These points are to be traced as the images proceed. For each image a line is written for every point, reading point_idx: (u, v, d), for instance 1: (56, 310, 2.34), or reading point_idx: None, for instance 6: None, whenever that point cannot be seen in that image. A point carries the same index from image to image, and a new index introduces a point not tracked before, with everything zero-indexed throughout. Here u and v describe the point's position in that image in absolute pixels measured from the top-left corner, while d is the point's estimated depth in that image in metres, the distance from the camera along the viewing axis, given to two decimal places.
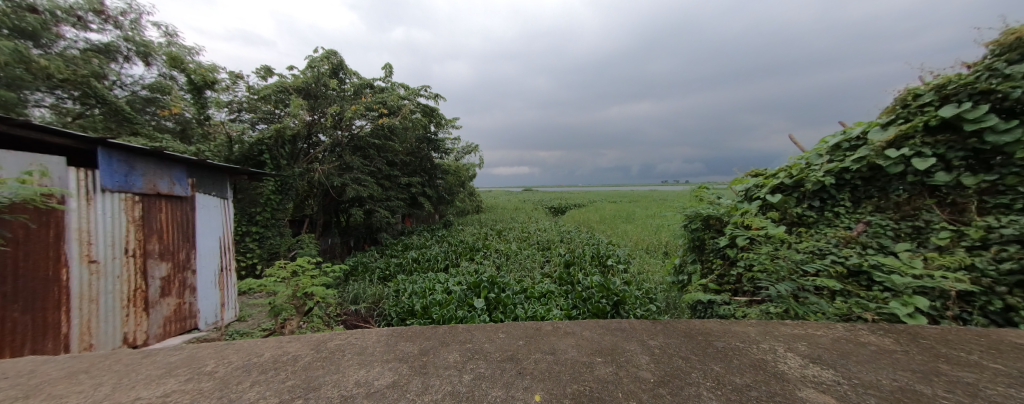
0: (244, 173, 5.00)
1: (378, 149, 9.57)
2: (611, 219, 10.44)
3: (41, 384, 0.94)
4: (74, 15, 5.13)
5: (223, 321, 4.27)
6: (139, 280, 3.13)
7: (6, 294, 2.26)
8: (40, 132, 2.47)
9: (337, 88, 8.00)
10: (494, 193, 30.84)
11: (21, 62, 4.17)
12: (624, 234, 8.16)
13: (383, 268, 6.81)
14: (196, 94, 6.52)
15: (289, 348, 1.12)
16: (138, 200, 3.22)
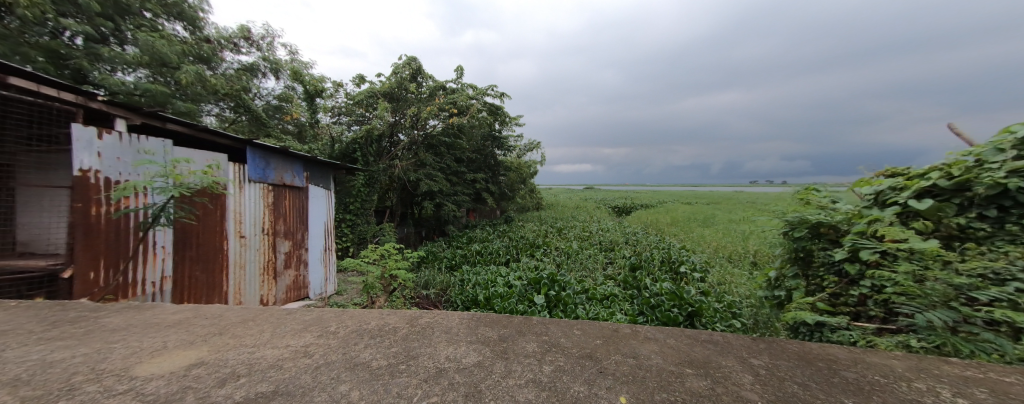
0: (342, 168, 6.25)
1: (447, 147, 10.50)
2: (684, 221, 9.51)
3: (227, 324, 1.28)
4: (231, 42, 7.62)
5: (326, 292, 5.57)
6: (268, 253, 4.37)
7: (195, 256, 3.44)
8: (216, 135, 3.74)
9: (415, 91, 8.92)
10: (555, 192, 30.79)
11: (201, 82, 6.33)
12: (699, 238, 7.35)
13: (451, 258, 7.43)
14: (310, 101, 8.39)
15: (390, 320, 1.31)
16: (270, 189, 4.48)
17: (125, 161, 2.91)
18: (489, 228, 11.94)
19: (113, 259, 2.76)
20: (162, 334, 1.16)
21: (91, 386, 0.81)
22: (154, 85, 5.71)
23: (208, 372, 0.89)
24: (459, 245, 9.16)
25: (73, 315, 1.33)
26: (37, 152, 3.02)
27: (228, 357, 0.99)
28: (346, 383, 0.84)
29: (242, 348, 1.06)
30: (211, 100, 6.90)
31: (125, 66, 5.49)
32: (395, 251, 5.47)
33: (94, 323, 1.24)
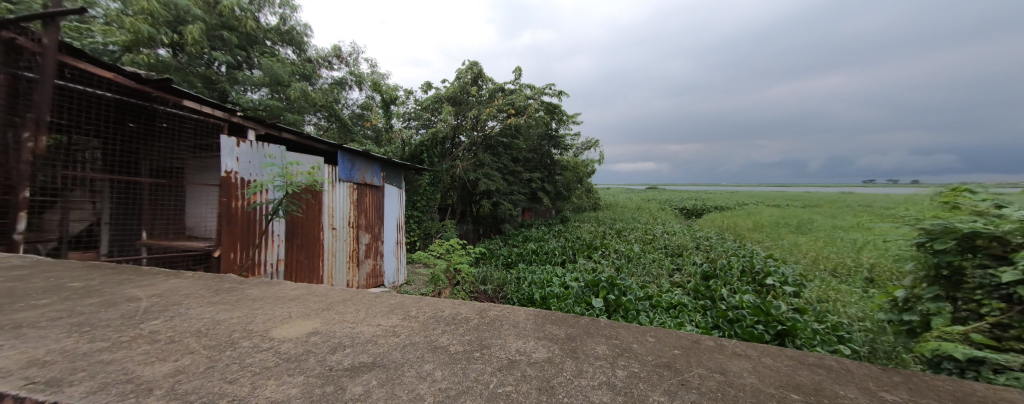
0: (411, 168, 6.84)
1: (505, 147, 10.84)
2: (769, 226, 8.29)
3: (331, 302, 1.50)
4: (327, 61, 8.91)
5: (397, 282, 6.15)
6: (352, 243, 5.00)
7: (301, 243, 4.11)
8: (316, 142, 4.42)
9: (476, 94, 9.35)
10: (614, 193, 29.49)
11: (304, 97, 7.55)
12: (787, 246, 6.37)
13: (507, 256, 7.63)
14: (386, 109, 9.38)
15: (461, 310, 1.40)
16: (355, 187, 5.10)
17: (255, 164, 3.61)
18: (545, 227, 11.93)
19: (242, 244, 3.42)
20: (286, 306, 1.41)
21: (244, 342, 1.02)
22: (273, 102, 7.12)
23: (323, 340, 1.07)
24: (516, 244, 9.31)
25: (227, 286, 1.70)
26: (201, 158, 3.93)
27: (336, 330, 1.17)
28: (430, 364, 0.92)
29: (344, 323, 1.24)
30: (311, 112, 8.15)
31: (253, 87, 7.08)
32: (458, 247, 5.81)
33: (242, 293, 1.57)
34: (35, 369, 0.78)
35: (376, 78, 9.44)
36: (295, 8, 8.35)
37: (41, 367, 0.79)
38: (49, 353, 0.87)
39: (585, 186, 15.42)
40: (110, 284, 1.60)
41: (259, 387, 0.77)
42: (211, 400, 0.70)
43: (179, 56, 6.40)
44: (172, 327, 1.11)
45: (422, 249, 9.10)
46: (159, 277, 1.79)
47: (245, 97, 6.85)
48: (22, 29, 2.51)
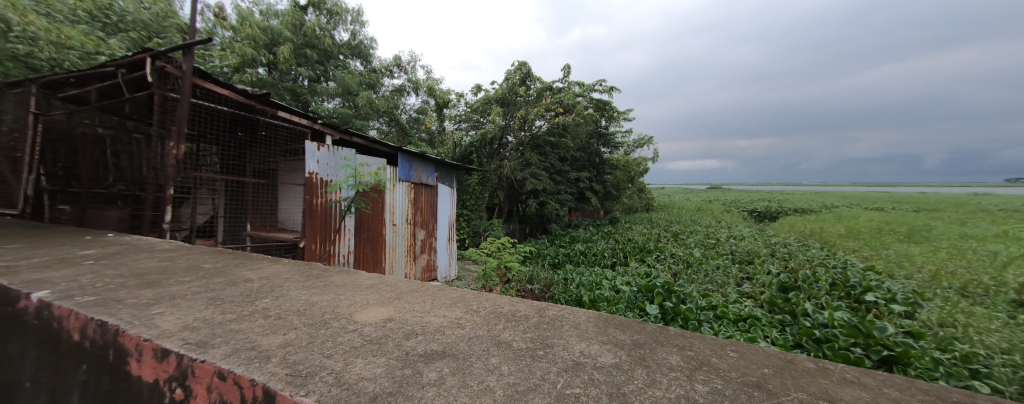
0: (462, 168, 7.13)
1: (552, 146, 10.84)
2: (864, 233, 7.08)
3: (400, 292, 1.63)
4: (388, 70, 9.70)
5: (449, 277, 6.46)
6: (410, 239, 5.38)
7: (367, 237, 4.53)
8: (380, 145, 4.84)
9: (524, 94, 9.43)
10: (668, 194, 27.61)
11: (369, 104, 8.31)
12: (889, 256, 5.39)
13: (554, 256, 7.58)
14: (440, 112, 9.92)
15: (519, 307, 1.41)
16: (412, 186, 5.47)
17: (332, 167, 4.06)
18: (593, 228, 11.60)
19: (321, 236, 3.86)
20: (363, 293, 1.56)
21: (334, 323, 1.15)
22: (344, 110, 8.00)
23: (397, 327, 1.16)
24: (563, 244, 9.17)
25: (314, 272, 1.93)
26: (290, 161, 4.56)
27: (408, 319, 1.26)
28: (496, 358, 0.95)
29: (413, 312, 1.33)
30: (375, 118, 8.93)
31: (329, 97, 8.04)
32: (508, 245, 5.94)
33: (327, 280, 1.78)
34: (186, 333, 0.97)
35: (431, 83, 10.02)
36: (362, 23, 9.22)
37: (192, 331, 0.98)
38: (196, 319, 1.07)
39: (636, 186, 14.68)
40: (230, 267, 1.93)
41: (351, 364, 0.87)
42: (314, 371, 0.81)
43: (273, 73, 7.48)
44: (277, 305, 1.30)
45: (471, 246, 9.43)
46: (262, 262, 2.10)
47: (322, 106, 7.83)
48: (169, 59, 3.09)
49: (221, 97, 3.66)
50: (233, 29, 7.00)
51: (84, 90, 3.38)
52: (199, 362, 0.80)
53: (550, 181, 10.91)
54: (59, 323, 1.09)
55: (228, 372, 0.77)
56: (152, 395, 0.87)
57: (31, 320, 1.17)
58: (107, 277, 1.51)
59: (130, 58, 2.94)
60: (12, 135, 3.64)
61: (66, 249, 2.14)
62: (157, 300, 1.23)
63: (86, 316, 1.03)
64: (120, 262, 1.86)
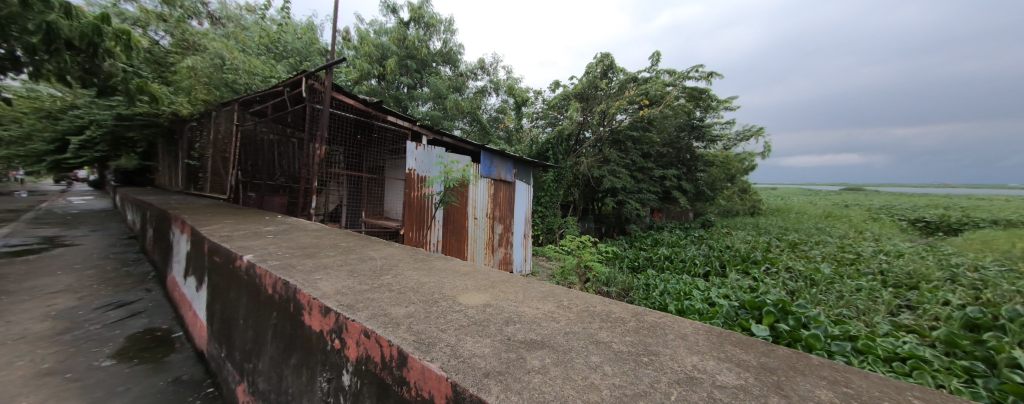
0: (540, 165, 7.21)
1: (635, 141, 10.20)
2: None
3: (492, 281, 1.73)
4: (473, 73, 10.42)
5: (524, 271, 6.66)
6: (488, 232, 5.68)
7: (452, 229, 4.93)
8: (465, 142, 5.21)
9: (605, 88, 9.16)
10: (781, 198, 23.14)
11: (456, 106, 9.02)
12: None
13: (634, 259, 7.10)
14: (518, 109, 10.24)
15: (610, 308, 1.35)
16: (492, 182, 5.76)
17: (427, 165, 4.54)
18: (681, 232, 10.48)
19: (417, 225, 4.36)
20: (461, 279, 1.71)
21: (442, 303, 1.30)
22: (434, 113, 8.88)
23: (496, 313, 1.25)
24: (644, 247, 8.47)
25: (419, 256, 2.20)
26: (394, 159, 5.28)
27: (503, 306, 1.34)
28: (597, 356, 0.93)
29: (508, 300, 1.41)
30: (460, 118, 9.68)
31: (422, 101, 9.03)
32: (590, 244, 6.11)
33: (430, 264, 2.01)
34: (339, 296, 1.21)
35: (511, 83, 10.39)
36: (452, 32, 10.08)
37: (343, 295, 1.22)
38: (344, 286, 1.34)
39: (734, 185, 12.92)
40: (357, 246, 2.33)
41: (461, 342, 0.96)
42: (434, 342, 0.94)
43: (382, 84, 8.77)
44: (396, 281, 1.52)
45: (545, 243, 9.47)
46: (379, 245, 2.48)
47: (418, 109, 8.83)
48: (316, 77, 3.85)
49: (348, 106, 4.41)
50: (355, 49, 8.45)
51: (264, 106, 4.44)
52: (351, 321, 1.03)
53: (631, 179, 10.23)
54: (259, 279, 1.48)
55: (372, 331, 0.96)
56: (318, 341, 1.13)
57: (243, 274, 1.62)
58: (281, 247, 1.99)
59: (291, 79, 3.75)
60: (223, 141, 5.04)
61: (256, 225, 2.89)
62: (316, 268, 1.57)
63: (276, 275, 1.38)
64: (287, 236, 2.43)
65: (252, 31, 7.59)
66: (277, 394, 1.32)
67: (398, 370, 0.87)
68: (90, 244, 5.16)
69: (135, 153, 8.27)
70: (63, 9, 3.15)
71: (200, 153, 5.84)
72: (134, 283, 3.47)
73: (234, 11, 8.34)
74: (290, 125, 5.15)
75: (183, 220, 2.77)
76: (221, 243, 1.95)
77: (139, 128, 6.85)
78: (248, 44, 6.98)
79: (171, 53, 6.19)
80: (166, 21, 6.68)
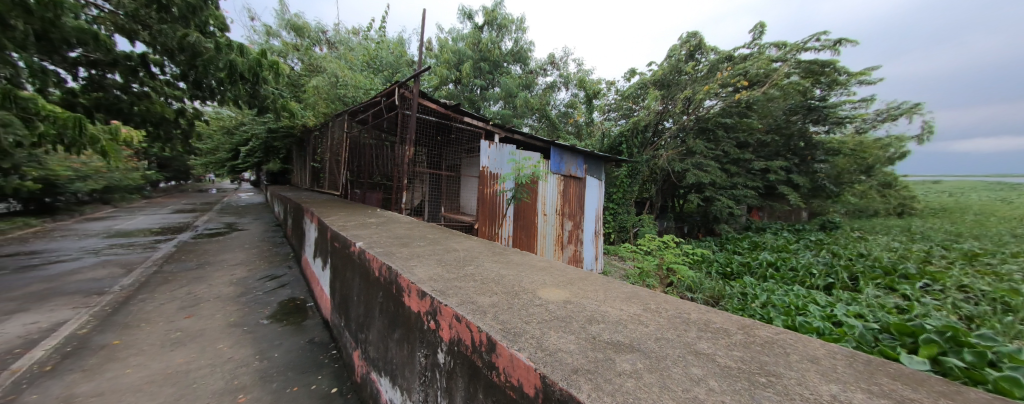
0: (613, 160, 6.84)
1: (727, 129, 8.93)
2: None
3: (569, 277, 1.70)
4: (543, 69, 10.47)
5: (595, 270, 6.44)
6: (558, 229, 5.62)
7: (522, 225, 5.00)
8: (535, 139, 5.23)
9: (691, 71, 8.18)
10: (945, 195, 17.64)
11: (525, 103, 9.16)
12: None
13: (725, 264, 6.23)
14: (589, 102, 9.90)
15: (708, 316, 1.19)
16: (562, 178, 5.65)
17: (499, 162, 4.68)
18: (788, 234, 8.83)
19: (490, 220, 4.56)
20: (539, 273, 1.72)
21: (523, 296, 1.32)
22: (505, 111, 9.17)
23: (578, 311, 1.22)
24: (739, 251, 7.34)
25: (496, 250, 2.28)
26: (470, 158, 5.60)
27: (585, 304, 1.30)
28: (699, 368, 0.82)
29: (589, 299, 1.36)
30: (529, 115, 9.78)
31: (493, 101, 9.40)
32: (672, 244, 5.57)
33: (507, 257, 2.07)
34: (433, 282, 1.33)
35: (581, 75, 10.12)
36: (523, 30, 10.24)
37: (435, 281, 1.34)
38: (436, 273, 1.47)
39: (869, 178, 10.31)
40: (442, 238, 2.54)
41: (545, 336, 0.97)
42: (521, 332, 0.96)
43: (459, 87, 9.39)
44: (479, 272, 1.60)
45: (617, 242, 8.99)
46: (461, 237, 2.66)
47: (490, 109, 9.24)
48: (404, 85, 4.29)
49: (431, 110, 4.81)
50: (436, 58, 9.22)
51: (366, 114, 5.16)
52: (444, 305, 1.12)
53: (722, 172, 8.96)
54: (368, 262, 1.72)
55: (463, 316, 1.03)
56: (417, 321, 1.27)
57: (356, 258, 1.91)
58: (382, 237, 2.29)
59: (387, 89, 4.25)
60: (337, 146, 6.03)
61: (362, 217, 3.37)
62: (411, 256, 1.76)
63: (381, 260, 1.58)
64: (386, 228, 2.78)
65: (357, 50, 8.90)
66: (384, 362, 1.53)
67: (488, 355, 0.91)
68: (252, 229, 6.72)
69: (278, 158, 10.46)
70: (240, 48, 4.17)
71: (321, 157, 7.09)
72: (280, 261, 4.40)
73: (344, 35, 9.97)
74: (385, 130, 5.86)
75: (313, 212, 3.41)
76: (339, 231, 2.33)
77: (282, 138, 9.05)
78: (354, 63, 8.22)
79: (302, 76, 7.68)
80: (300, 50, 8.39)
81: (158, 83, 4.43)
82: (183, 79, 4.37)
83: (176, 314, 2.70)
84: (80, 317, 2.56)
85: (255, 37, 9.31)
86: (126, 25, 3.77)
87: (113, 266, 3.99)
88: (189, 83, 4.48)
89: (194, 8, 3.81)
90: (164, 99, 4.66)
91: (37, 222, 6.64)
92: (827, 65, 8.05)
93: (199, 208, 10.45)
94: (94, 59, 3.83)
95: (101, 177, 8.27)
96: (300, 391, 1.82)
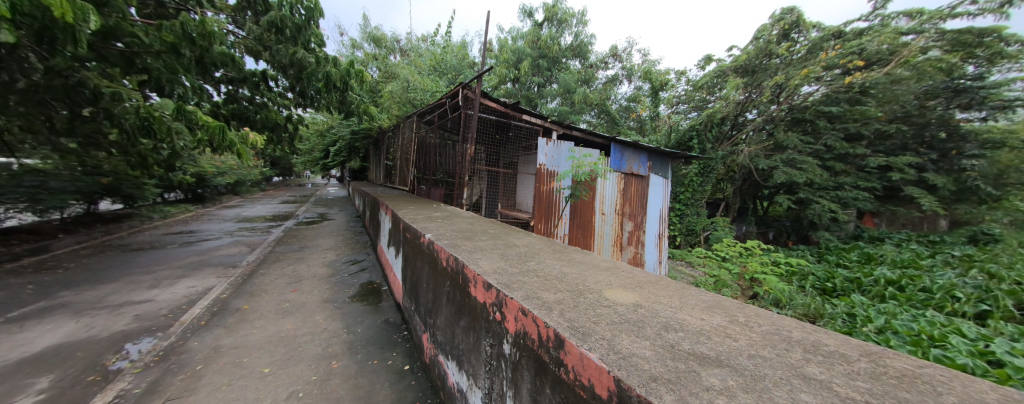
0: (682, 157, 6.28)
1: (831, 119, 7.53)
2: None
3: (638, 280, 1.59)
4: (604, 62, 10.08)
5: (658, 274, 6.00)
6: (617, 229, 5.34)
7: (578, 224, 4.86)
8: (594, 135, 5.04)
9: (785, 53, 7.04)
10: None
11: (585, 99, 8.91)
12: None
13: (825, 279, 5.26)
14: (655, 95, 9.22)
15: (816, 336, 1.00)
16: (623, 176, 5.34)
17: (556, 160, 4.63)
18: (917, 246, 7.12)
19: (546, 217, 4.55)
20: (604, 274, 1.64)
21: (590, 295, 1.28)
22: (563, 108, 9.03)
23: (651, 315, 1.14)
24: (844, 264, 6.12)
25: (557, 247, 2.25)
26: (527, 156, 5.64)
27: (659, 310, 1.20)
28: (809, 395, 0.70)
29: (662, 305, 1.25)
30: (588, 111, 9.47)
31: (551, 98, 9.32)
32: (759, 252, 4.86)
33: (569, 256, 2.03)
34: (499, 276, 1.36)
35: (647, 67, 9.48)
36: (584, 23, 9.93)
37: (500, 274, 1.37)
38: (499, 266, 1.50)
39: None
40: (504, 233, 2.58)
41: (616, 338, 0.92)
42: (590, 332, 0.92)
43: (518, 86, 9.49)
44: (543, 269, 1.58)
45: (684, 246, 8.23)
46: (522, 233, 2.68)
47: (547, 106, 9.19)
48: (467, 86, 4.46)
49: (492, 109, 4.94)
50: (497, 58, 9.49)
51: (432, 115, 5.50)
52: (510, 298, 1.13)
53: (822, 170, 7.57)
54: (437, 252, 1.84)
55: (530, 311, 1.03)
56: (483, 311, 1.32)
57: (425, 248, 2.05)
58: (449, 230, 2.42)
59: (451, 91, 4.47)
60: (407, 145, 6.57)
61: (429, 211, 3.61)
62: (475, 249, 1.83)
63: (448, 251, 1.67)
64: (452, 222, 2.94)
65: (426, 56, 9.59)
66: (451, 347, 1.61)
67: (555, 351, 0.90)
68: (338, 219, 7.71)
69: (358, 157, 11.80)
70: (333, 61, 4.78)
71: (393, 156, 7.82)
72: (360, 248, 4.96)
73: (415, 43, 10.82)
74: (448, 130, 6.17)
75: (387, 205, 3.76)
76: (411, 223, 2.52)
77: (362, 140, 10.21)
78: (423, 68, 8.87)
79: (380, 82, 8.51)
80: (377, 59, 9.31)
81: (273, 95, 5.32)
82: (291, 90, 5.14)
83: (285, 288, 3.23)
84: (222, 284, 3.21)
85: (344, 51, 10.64)
86: (254, 47, 4.58)
87: (241, 245, 4.93)
88: (295, 93, 5.28)
89: (301, 29, 4.47)
90: (277, 108, 5.54)
91: (193, 208, 8.54)
92: (987, 34, 6.26)
93: (299, 199, 12.33)
94: (231, 77, 4.78)
95: (233, 173, 10.27)
96: (379, 364, 2.03)
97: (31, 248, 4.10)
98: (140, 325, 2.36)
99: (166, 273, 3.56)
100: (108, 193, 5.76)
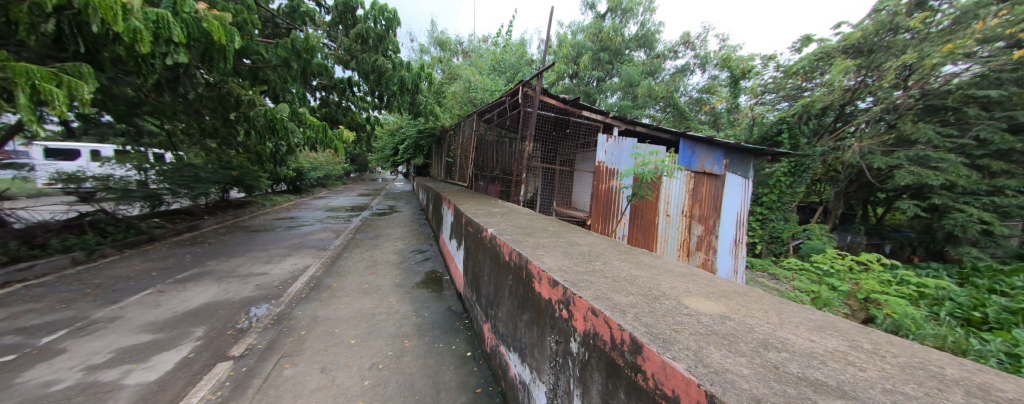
0: (768, 154, 5.51)
1: (987, 105, 5.88)
2: None
3: (720, 289, 1.43)
4: (674, 51, 9.28)
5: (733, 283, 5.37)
6: (684, 232, 4.89)
7: (640, 225, 4.56)
8: (660, 131, 4.71)
9: (918, 26, 5.69)
10: None
11: (650, 92, 8.29)
12: None
13: (967, 306, 4.16)
14: (735, 85, 8.21)
15: (983, 377, 0.78)
16: (693, 176, 4.87)
17: (617, 158, 4.40)
18: None
19: (604, 216, 4.36)
20: (679, 280, 1.51)
21: (666, 301, 1.18)
22: (625, 102, 8.53)
23: (744, 330, 1.01)
24: (1000, 291, 4.74)
25: (623, 247, 2.13)
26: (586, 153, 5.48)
27: (751, 324, 1.06)
28: None
29: (755, 319, 1.11)
30: (653, 105, 8.81)
31: (612, 93, 8.90)
32: (877, 267, 3.99)
33: (637, 258, 1.90)
34: (567, 273, 1.33)
35: (724, 53, 8.51)
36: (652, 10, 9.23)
37: (566, 272, 1.34)
38: (565, 264, 1.48)
39: None
40: (565, 231, 2.53)
41: (703, 350, 0.84)
42: (672, 340, 0.85)
43: (577, 81, 9.26)
44: (611, 271, 1.51)
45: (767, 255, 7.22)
46: (584, 231, 2.60)
47: (607, 101, 8.80)
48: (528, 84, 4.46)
49: (551, 106, 4.88)
50: (556, 54, 9.39)
51: (492, 114, 5.65)
52: (578, 297, 1.11)
53: (969, 170, 5.97)
54: (499, 247, 1.89)
55: (601, 311, 0.99)
56: (547, 307, 1.31)
57: (487, 242, 2.11)
58: (510, 225, 2.46)
59: (512, 89, 4.52)
60: (467, 143, 6.86)
61: (489, 206, 3.71)
62: (538, 246, 1.82)
63: (512, 246, 1.70)
64: (512, 218, 2.98)
65: (487, 56, 9.90)
66: (513, 339, 1.64)
67: (631, 355, 0.85)
68: (405, 212, 8.40)
69: (423, 155, 12.69)
70: (406, 66, 5.20)
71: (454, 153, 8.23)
72: (424, 239, 5.33)
73: (476, 44, 11.22)
74: (507, 128, 6.28)
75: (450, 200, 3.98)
76: (474, 218, 2.62)
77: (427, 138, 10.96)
78: (483, 68, 9.17)
79: (444, 84, 9.02)
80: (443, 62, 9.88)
81: (355, 99, 5.96)
82: (371, 94, 5.72)
83: (365, 271, 3.62)
84: (316, 264, 3.73)
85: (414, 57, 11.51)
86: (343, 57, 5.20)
87: (328, 231, 5.67)
88: (373, 97, 5.86)
89: (382, 38, 4.96)
90: (359, 111, 6.22)
91: (293, 198, 10.09)
92: None
93: (373, 192, 13.69)
94: (325, 85, 5.49)
95: (322, 169, 11.82)
96: (445, 348, 2.16)
97: (188, 226, 5.25)
98: (260, 293, 2.86)
99: (276, 251, 4.26)
100: (236, 183, 7.08)
